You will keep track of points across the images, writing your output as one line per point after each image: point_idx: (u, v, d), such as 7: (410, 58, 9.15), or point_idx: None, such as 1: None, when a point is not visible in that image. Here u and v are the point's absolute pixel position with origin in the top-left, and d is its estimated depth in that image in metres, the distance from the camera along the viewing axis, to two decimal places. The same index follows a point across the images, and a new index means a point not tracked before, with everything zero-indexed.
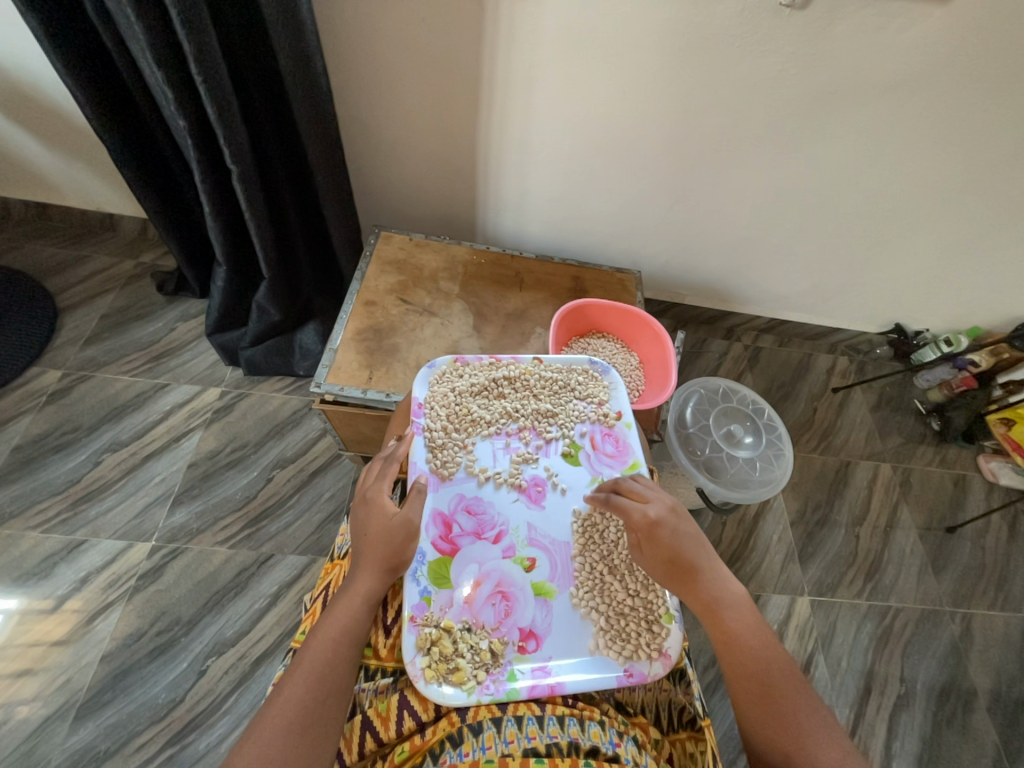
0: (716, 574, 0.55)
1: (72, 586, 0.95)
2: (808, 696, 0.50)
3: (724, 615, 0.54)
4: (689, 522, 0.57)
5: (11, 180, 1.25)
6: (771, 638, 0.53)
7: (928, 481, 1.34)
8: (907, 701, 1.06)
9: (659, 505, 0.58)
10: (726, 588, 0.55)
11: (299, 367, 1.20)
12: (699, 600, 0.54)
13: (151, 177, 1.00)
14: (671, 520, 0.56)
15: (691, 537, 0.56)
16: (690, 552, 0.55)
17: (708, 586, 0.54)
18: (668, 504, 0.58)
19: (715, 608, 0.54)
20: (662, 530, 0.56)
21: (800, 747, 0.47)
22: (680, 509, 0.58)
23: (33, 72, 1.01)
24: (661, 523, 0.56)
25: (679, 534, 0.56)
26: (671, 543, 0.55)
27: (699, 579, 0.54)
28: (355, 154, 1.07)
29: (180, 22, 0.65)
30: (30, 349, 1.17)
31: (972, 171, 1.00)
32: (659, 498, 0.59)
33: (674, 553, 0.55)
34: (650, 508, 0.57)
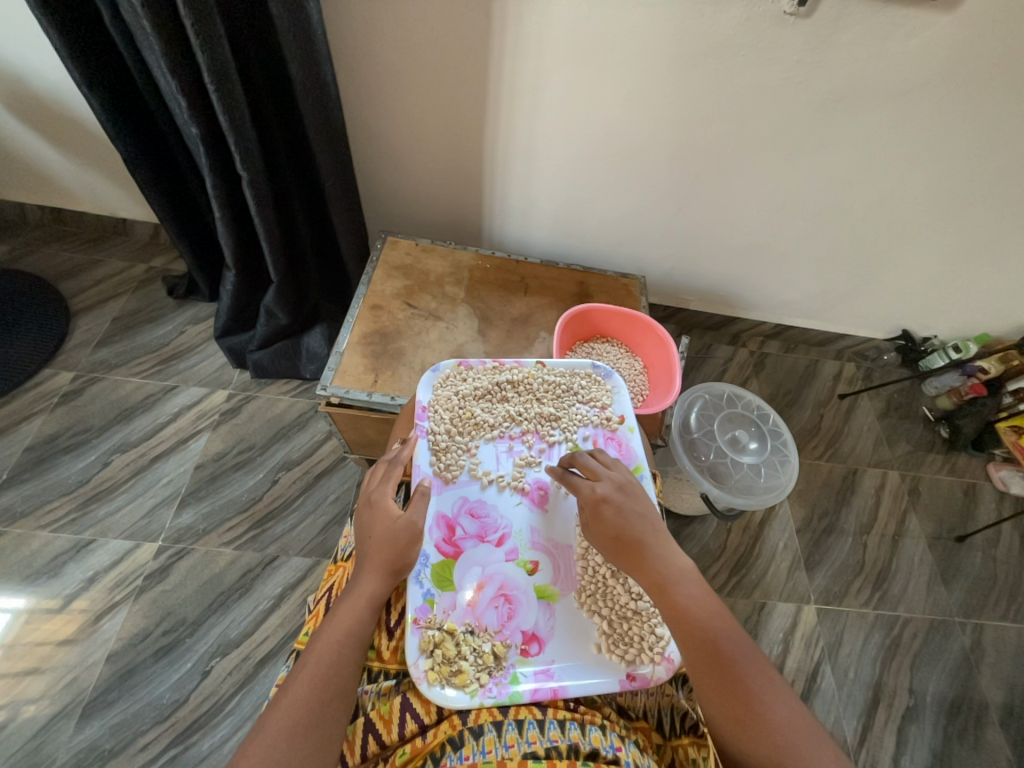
0: (664, 549, 0.54)
1: (80, 585, 0.96)
2: (760, 662, 0.49)
3: (675, 590, 0.52)
4: (637, 498, 0.58)
5: (28, 186, 1.28)
6: (723, 609, 0.51)
7: (937, 489, 1.32)
8: (916, 713, 1.04)
9: (608, 483, 0.58)
10: (674, 562, 0.53)
11: (306, 370, 1.21)
12: (648, 577, 0.53)
13: (164, 184, 1.02)
14: (618, 497, 0.57)
15: (637, 513, 0.56)
16: (635, 527, 0.55)
17: (655, 562, 0.53)
18: (617, 482, 0.58)
19: (665, 585, 0.52)
20: (606, 507, 0.57)
21: (752, 716, 0.45)
22: (629, 485, 0.59)
23: (52, 82, 1.04)
24: (606, 499, 0.57)
25: (625, 510, 0.56)
26: (616, 520, 0.56)
27: (645, 554, 0.54)
28: (364, 161, 1.09)
29: (195, 33, 0.67)
30: (43, 351, 1.19)
31: (979, 178, 1.00)
32: (610, 475, 0.59)
33: (619, 529, 0.55)
34: (599, 485, 0.58)
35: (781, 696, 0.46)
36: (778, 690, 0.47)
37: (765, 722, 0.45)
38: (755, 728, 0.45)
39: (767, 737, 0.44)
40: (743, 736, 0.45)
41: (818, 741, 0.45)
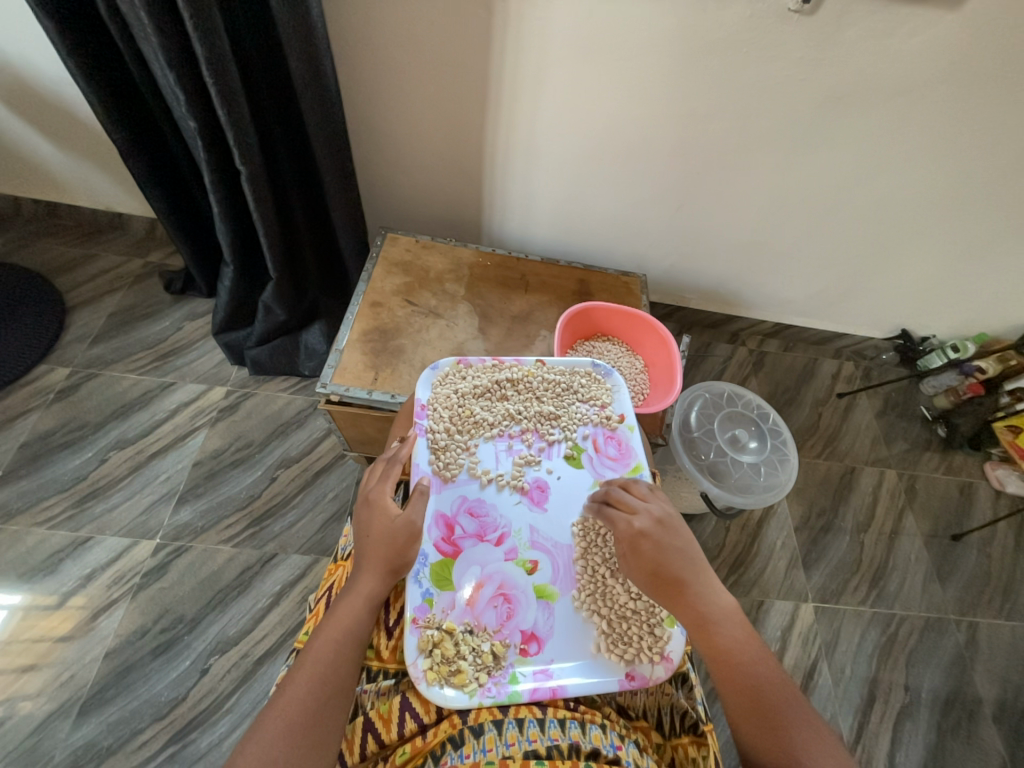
0: (703, 588, 0.54)
1: (76, 583, 0.95)
2: (801, 704, 0.50)
3: (716, 630, 0.53)
4: (676, 534, 0.57)
5: (23, 180, 1.27)
6: (764, 650, 0.52)
7: (934, 488, 1.33)
8: (912, 710, 1.05)
9: (645, 517, 0.57)
10: (715, 602, 0.54)
11: (304, 367, 1.21)
12: (688, 615, 0.53)
13: (161, 178, 1.01)
14: (656, 533, 0.56)
15: (677, 550, 0.56)
16: (675, 564, 0.55)
17: (696, 601, 0.54)
18: (656, 516, 0.57)
19: (705, 623, 0.53)
20: (645, 543, 0.56)
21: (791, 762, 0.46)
22: (669, 518, 0.57)
23: (45, 72, 1.02)
24: (645, 536, 0.56)
25: (663, 546, 0.55)
26: (654, 555, 0.55)
27: (686, 593, 0.54)
28: (362, 156, 1.08)
29: (193, 25, 0.66)
30: (39, 346, 1.18)
31: (979, 178, 1.00)
32: (647, 508, 0.58)
33: (659, 565, 0.55)
34: (637, 519, 0.57)
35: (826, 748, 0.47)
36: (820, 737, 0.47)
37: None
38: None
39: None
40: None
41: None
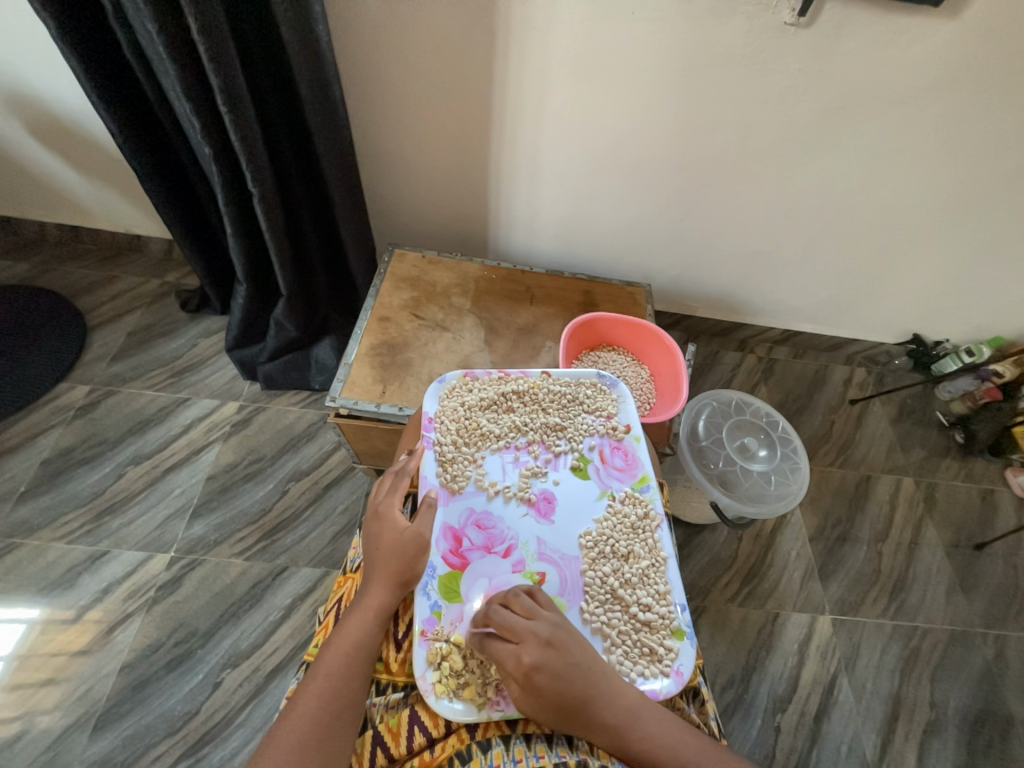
0: (610, 699, 0.48)
1: (93, 597, 0.97)
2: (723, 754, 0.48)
3: (636, 740, 0.47)
4: (568, 650, 0.49)
5: (48, 207, 1.33)
6: (679, 724, 0.48)
7: (954, 496, 1.30)
8: (938, 728, 1.01)
9: (534, 644, 0.48)
10: (624, 708, 0.48)
11: (315, 381, 1.23)
12: (605, 738, 0.47)
13: (178, 203, 1.05)
14: (549, 660, 0.48)
15: (573, 669, 0.48)
16: (575, 691, 0.47)
17: (607, 719, 0.47)
18: (544, 638, 0.49)
19: (624, 739, 0.47)
20: (540, 677, 0.47)
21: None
22: (558, 634, 0.49)
23: (69, 104, 1.07)
24: (538, 668, 0.47)
25: (558, 673, 0.47)
26: (554, 688, 0.47)
27: (594, 716, 0.47)
28: (371, 176, 1.11)
29: (209, 58, 0.69)
30: (61, 365, 1.22)
31: (986, 182, 0.99)
32: (533, 631, 0.49)
33: (560, 699, 0.47)
34: (523, 651, 0.48)
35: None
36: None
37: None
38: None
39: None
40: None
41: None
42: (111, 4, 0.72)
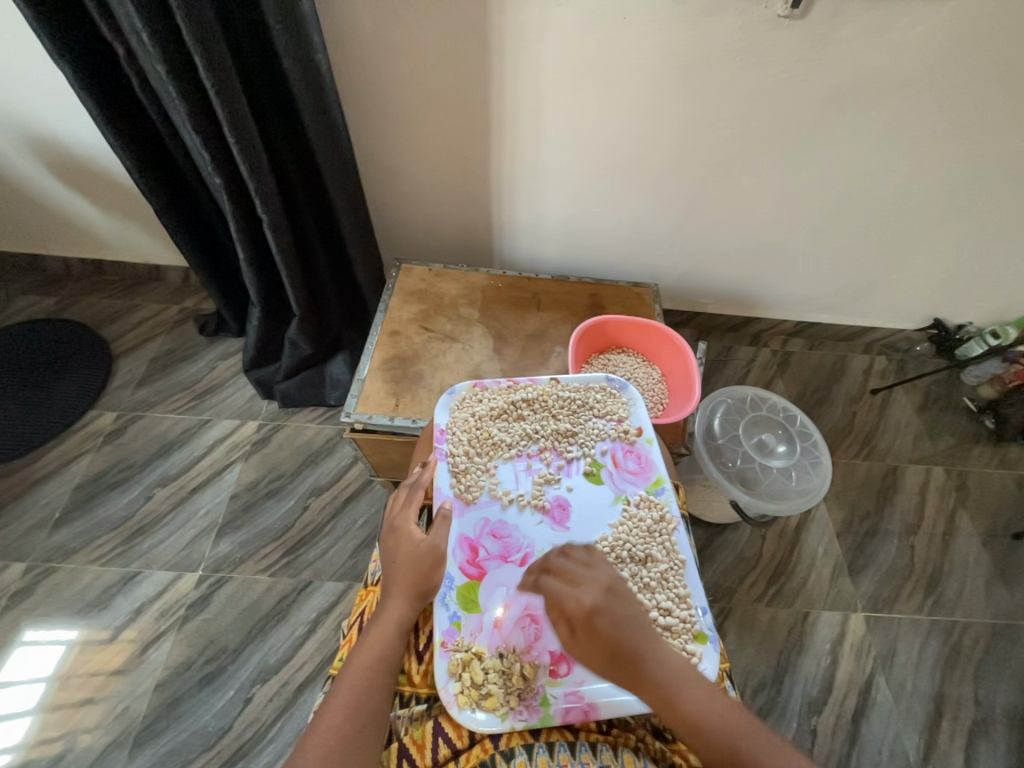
0: (660, 654, 0.50)
1: (127, 617, 1.00)
2: (780, 746, 0.45)
3: (680, 701, 0.47)
4: (625, 600, 0.53)
5: (72, 243, 1.39)
6: (731, 702, 0.48)
7: (988, 484, 1.25)
8: (985, 727, 0.97)
9: (592, 588, 0.53)
10: (672, 669, 0.49)
11: (331, 397, 1.25)
12: (651, 695, 0.48)
13: (192, 232, 1.08)
14: (607, 604, 0.52)
15: (628, 619, 0.51)
16: (628, 637, 0.50)
17: (656, 673, 0.49)
18: (603, 586, 0.53)
19: (670, 698, 0.48)
20: (596, 618, 0.51)
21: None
22: (617, 584, 0.54)
23: (88, 145, 1.12)
24: (596, 609, 0.51)
25: (613, 618, 0.51)
26: (607, 632, 0.50)
27: (644, 667, 0.49)
28: (375, 194, 1.14)
29: (216, 95, 0.72)
30: (89, 393, 1.26)
31: (1000, 159, 0.97)
32: (593, 577, 0.54)
33: (613, 644, 0.50)
34: (582, 592, 0.53)
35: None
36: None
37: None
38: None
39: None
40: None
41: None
42: (124, 49, 0.75)
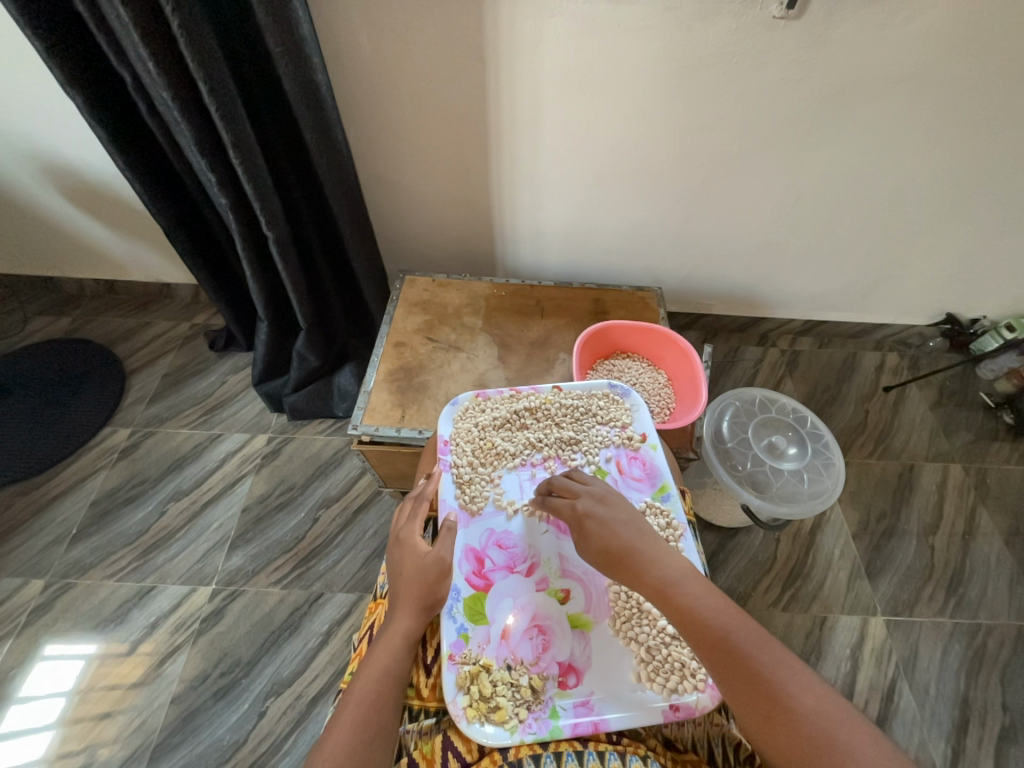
0: (655, 551, 0.51)
1: (143, 630, 1.01)
2: (776, 645, 0.43)
3: (674, 591, 0.48)
4: (619, 506, 0.56)
5: (87, 264, 1.43)
6: (727, 599, 0.46)
7: (1009, 481, 1.22)
8: (1015, 733, 0.94)
9: (586, 498, 0.58)
10: (667, 564, 0.50)
11: (338, 408, 1.26)
12: (644, 584, 0.50)
13: (200, 251, 1.11)
14: (599, 509, 0.56)
15: (622, 521, 0.54)
16: (621, 534, 0.53)
17: (649, 567, 0.50)
18: (598, 496, 0.58)
19: (664, 589, 0.48)
20: (589, 521, 0.55)
21: (776, 713, 0.40)
22: (610, 496, 0.58)
23: (99, 169, 1.15)
24: (588, 514, 0.56)
25: (606, 520, 0.55)
26: (600, 532, 0.54)
27: (636, 561, 0.51)
28: (378, 208, 1.15)
29: (221, 119, 0.74)
30: (104, 410, 1.29)
31: (1007, 149, 0.95)
32: (588, 490, 0.59)
33: (606, 541, 0.53)
34: (578, 502, 0.57)
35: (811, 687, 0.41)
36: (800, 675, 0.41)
37: (792, 715, 0.39)
38: (785, 728, 0.39)
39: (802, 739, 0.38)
40: (778, 743, 0.39)
41: (851, 722, 0.39)
42: (132, 78, 0.78)
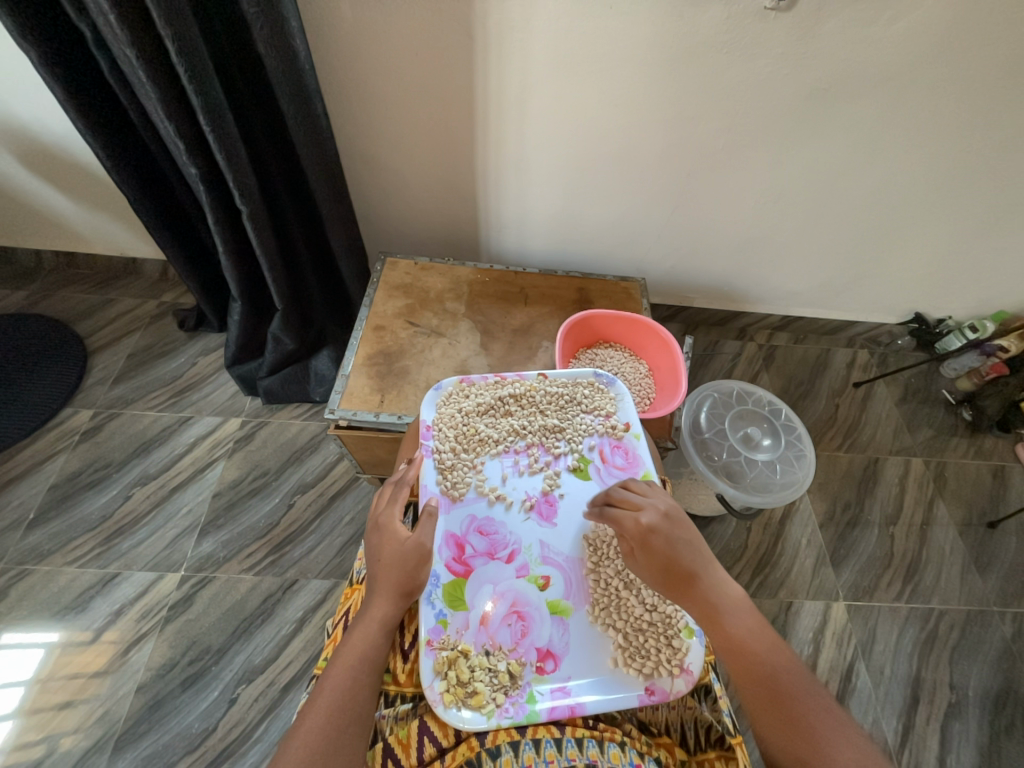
0: (715, 579, 0.54)
1: (107, 618, 0.98)
2: (818, 692, 0.48)
3: (726, 620, 0.51)
4: (683, 526, 0.56)
5: (44, 234, 1.34)
6: (778, 638, 0.51)
7: (964, 474, 1.28)
8: (959, 710, 1.00)
9: (652, 512, 0.56)
10: (725, 593, 0.53)
11: (316, 393, 1.23)
12: (699, 607, 0.53)
13: (169, 224, 1.05)
14: (664, 527, 0.55)
15: (686, 542, 0.55)
16: (685, 557, 0.54)
17: (706, 593, 0.53)
18: (661, 511, 0.57)
19: (716, 615, 0.52)
20: (655, 538, 0.55)
21: (810, 750, 0.45)
22: (674, 512, 0.57)
23: (57, 132, 1.07)
24: (654, 530, 0.55)
25: (672, 540, 0.55)
26: (665, 551, 0.54)
27: (695, 585, 0.53)
28: (358, 186, 1.11)
29: (189, 80, 0.70)
30: (63, 390, 1.23)
31: (979, 154, 0.98)
32: (651, 504, 0.57)
33: (670, 560, 0.54)
34: (643, 515, 0.56)
35: (845, 734, 0.45)
36: (840, 726, 0.46)
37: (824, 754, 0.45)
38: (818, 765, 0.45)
39: None
40: None
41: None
42: (91, 31, 0.72)
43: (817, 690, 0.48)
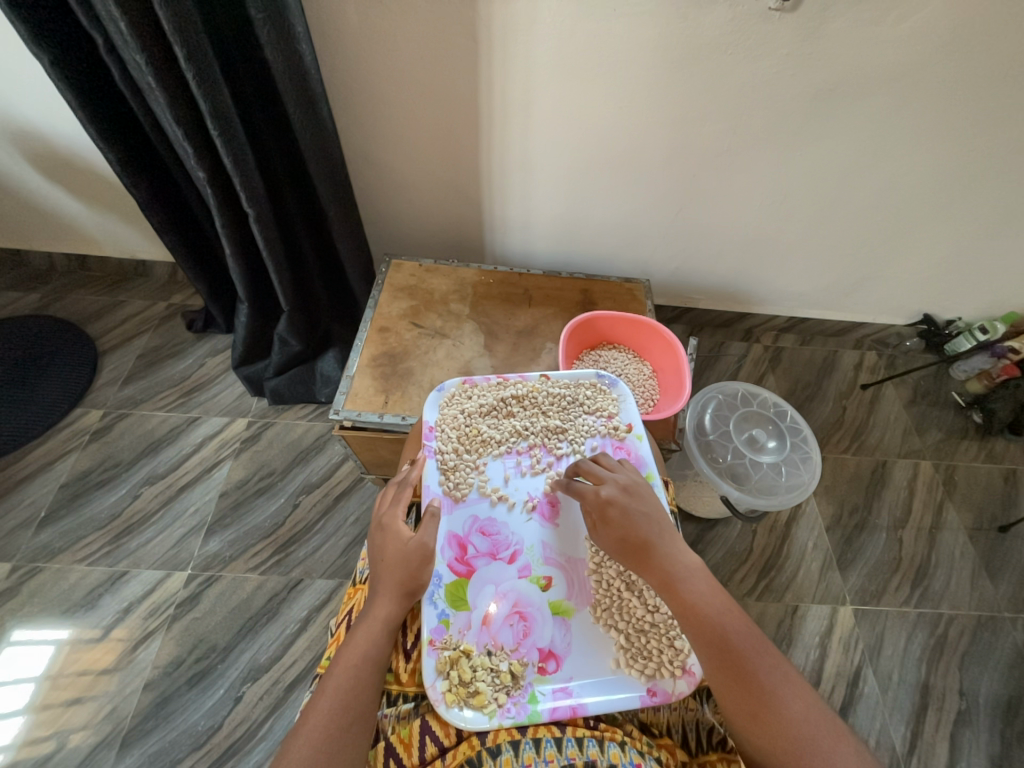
0: (671, 549, 0.54)
1: (116, 616, 0.99)
2: (770, 652, 0.48)
3: (682, 587, 0.52)
4: (641, 498, 0.58)
5: (57, 237, 1.37)
6: (732, 602, 0.51)
7: (975, 477, 1.27)
8: (969, 717, 0.99)
9: (612, 485, 0.59)
10: (681, 561, 0.53)
11: (321, 394, 1.24)
12: (655, 577, 0.53)
13: (177, 227, 1.07)
14: (622, 499, 0.57)
15: (643, 513, 0.56)
16: (642, 528, 0.55)
17: (663, 562, 0.53)
18: (622, 484, 0.59)
19: (672, 583, 0.52)
20: (612, 509, 0.57)
21: (762, 708, 0.45)
22: (634, 486, 0.59)
23: (69, 137, 1.09)
24: (612, 501, 0.57)
25: (630, 511, 0.56)
26: (622, 522, 0.56)
27: (651, 554, 0.54)
28: (364, 189, 1.12)
29: (198, 85, 0.71)
30: (74, 390, 1.25)
31: (989, 154, 0.97)
32: (613, 478, 0.60)
33: (626, 530, 0.55)
34: (603, 489, 0.59)
35: (796, 691, 0.46)
36: (791, 682, 0.47)
37: (777, 712, 0.45)
38: (770, 723, 0.45)
39: (783, 733, 0.44)
40: (758, 731, 0.45)
41: (833, 733, 0.44)
42: (102, 37, 0.73)
43: (770, 650, 0.49)
